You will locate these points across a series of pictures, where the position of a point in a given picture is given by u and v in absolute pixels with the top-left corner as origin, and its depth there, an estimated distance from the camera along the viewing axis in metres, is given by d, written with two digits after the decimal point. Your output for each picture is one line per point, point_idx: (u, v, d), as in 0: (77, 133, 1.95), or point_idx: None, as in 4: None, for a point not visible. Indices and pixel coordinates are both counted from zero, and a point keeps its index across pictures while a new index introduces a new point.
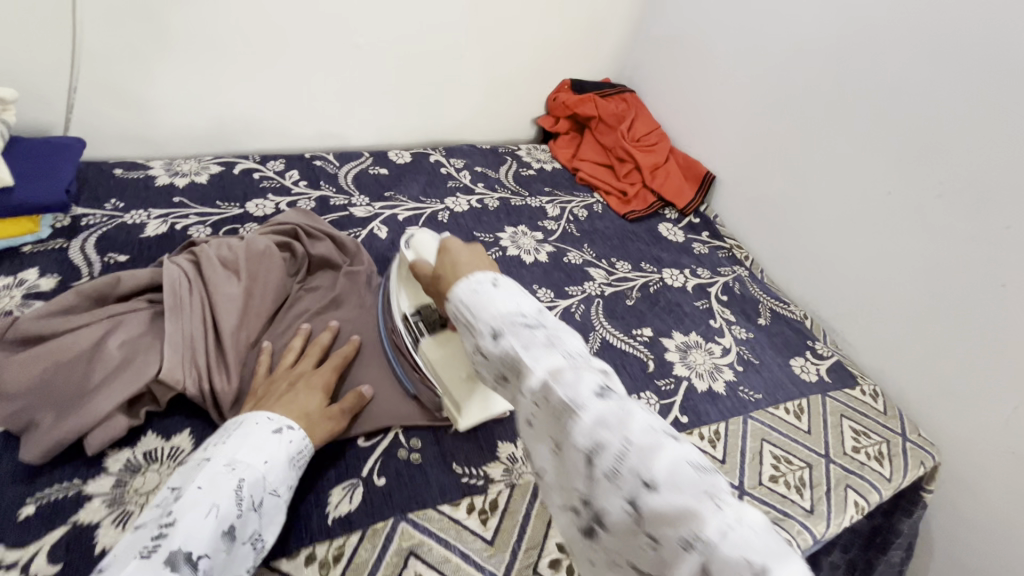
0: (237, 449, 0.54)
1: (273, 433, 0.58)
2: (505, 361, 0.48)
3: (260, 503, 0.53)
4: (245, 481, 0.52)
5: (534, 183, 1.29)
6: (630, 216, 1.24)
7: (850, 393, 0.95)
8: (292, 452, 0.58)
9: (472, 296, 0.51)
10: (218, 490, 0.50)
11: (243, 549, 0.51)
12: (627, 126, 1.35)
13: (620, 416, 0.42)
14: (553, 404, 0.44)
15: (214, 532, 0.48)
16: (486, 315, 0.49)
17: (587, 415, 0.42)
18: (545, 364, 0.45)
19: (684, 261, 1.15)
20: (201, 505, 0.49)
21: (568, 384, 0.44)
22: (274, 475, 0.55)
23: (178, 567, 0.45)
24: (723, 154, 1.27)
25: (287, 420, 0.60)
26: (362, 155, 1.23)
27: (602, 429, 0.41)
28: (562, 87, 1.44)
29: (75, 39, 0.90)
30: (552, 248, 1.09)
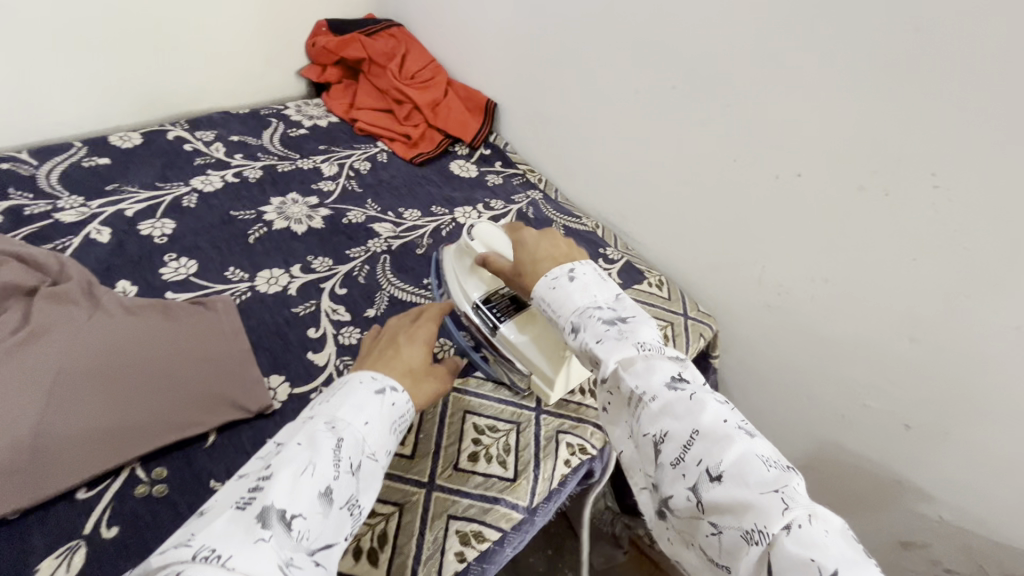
0: (339, 407, 0.53)
1: (376, 392, 0.55)
2: (580, 351, 0.59)
3: (358, 465, 0.50)
4: (343, 441, 0.49)
5: (307, 143, 1.16)
6: (418, 159, 1.17)
7: (638, 288, 1.00)
8: (394, 415, 0.55)
9: (559, 287, 0.63)
10: (317, 445, 0.48)
11: (341, 513, 0.47)
12: (397, 64, 1.25)
13: (688, 408, 0.51)
14: (627, 393, 0.55)
15: (310, 492, 0.45)
16: (566, 309, 0.61)
17: (656, 405, 0.52)
18: (618, 355, 0.56)
19: (478, 196, 1.12)
20: (298, 461, 0.46)
21: (641, 373, 0.54)
22: (373, 440, 0.52)
23: (270, 523, 0.42)
24: (497, 79, 1.22)
25: (392, 381, 0.57)
26: (72, 144, 1.00)
27: (669, 420, 0.51)
28: (319, 28, 1.28)
29: None
30: (328, 211, 0.99)
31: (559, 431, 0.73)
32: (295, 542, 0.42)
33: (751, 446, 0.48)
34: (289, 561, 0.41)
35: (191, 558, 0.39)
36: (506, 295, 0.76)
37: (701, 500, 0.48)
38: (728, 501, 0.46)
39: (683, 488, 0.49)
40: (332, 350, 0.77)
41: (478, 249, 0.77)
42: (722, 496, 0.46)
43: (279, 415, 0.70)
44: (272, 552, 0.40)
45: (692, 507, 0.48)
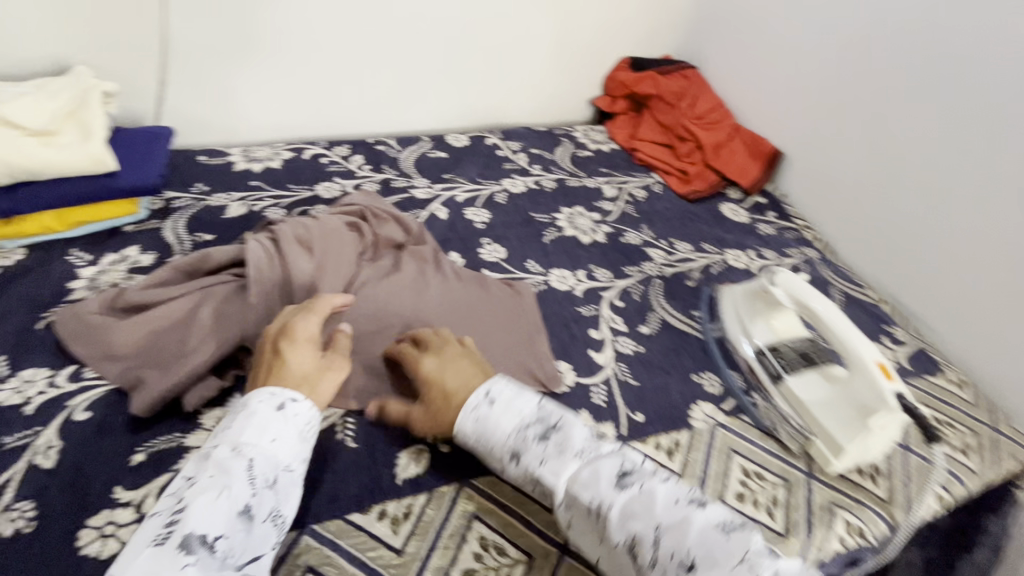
0: (241, 433, 0.55)
1: (275, 412, 0.58)
2: (528, 476, 0.60)
3: (274, 480, 0.55)
4: (253, 463, 0.53)
5: (591, 164, 1.27)
6: (691, 196, 1.20)
7: (931, 380, 0.89)
8: (300, 426, 0.59)
9: (469, 423, 0.63)
10: (227, 474, 0.52)
11: (263, 526, 0.53)
12: (688, 104, 1.30)
13: (644, 502, 0.54)
14: (585, 506, 0.56)
15: (226, 515, 0.50)
16: (499, 437, 0.61)
17: (616, 510, 0.54)
18: (563, 473, 0.58)
19: (748, 242, 1.11)
20: (212, 489, 0.51)
21: (590, 485, 0.56)
22: (283, 453, 0.56)
23: (193, 549, 0.47)
24: (796, 131, 1.21)
25: (291, 393, 0.60)
26: (421, 139, 1.25)
27: (632, 522, 0.53)
28: (620, 65, 1.40)
29: (167, 36, 0.98)
30: (609, 229, 1.08)
31: (835, 504, 0.69)
32: (220, 560, 0.48)
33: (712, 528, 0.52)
34: None
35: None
36: (792, 349, 0.81)
37: None
38: None
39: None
40: (611, 354, 0.83)
41: (779, 295, 0.80)
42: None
43: (568, 397, 0.76)
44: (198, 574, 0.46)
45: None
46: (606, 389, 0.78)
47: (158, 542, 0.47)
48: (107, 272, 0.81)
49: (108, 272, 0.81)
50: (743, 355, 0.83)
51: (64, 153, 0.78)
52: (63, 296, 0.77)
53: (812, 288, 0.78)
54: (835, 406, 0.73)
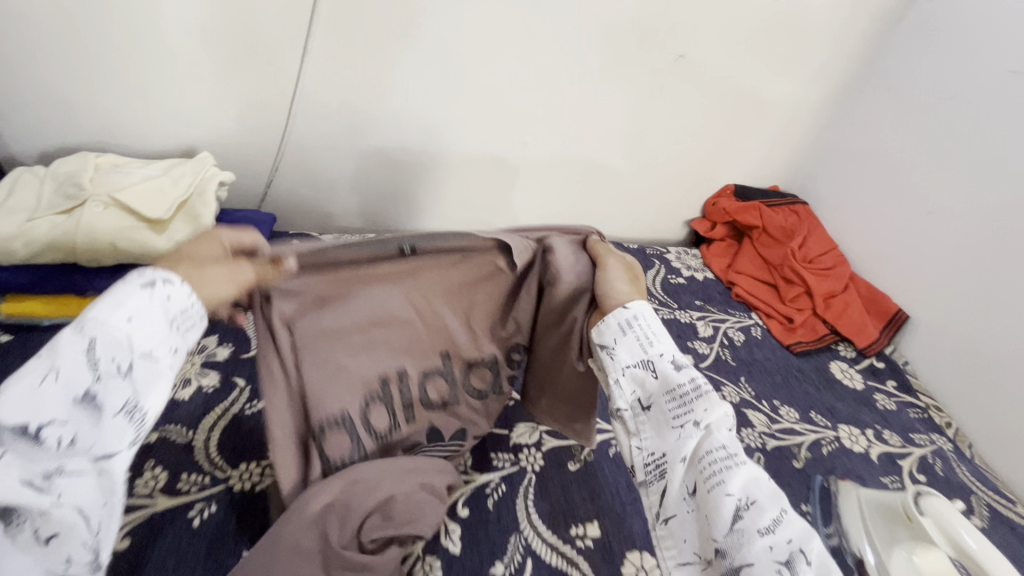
0: (92, 305, 0.44)
1: (143, 288, 0.46)
2: (667, 384, 0.54)
3: (128, 368, 0.44)
4: (96, 343, 0.42)
5: (684, 294, 1.18)
6: (796, 348, 1.08)
7: None
8: (173, 311, 0.48)
9: (641, 316, 0.57)
10: (59, 354, 0.41)
11: (111, 420, 0.43)
12: (797, 243, 1.20)
13: (774, 487, 0.47)
14: (715, 448, 0.49)
15: (57, 403, 0.40)
16: (660, 343, 0.56)
17: (748, 469, 0.47)
18: (718, 412, 0.51)
19: (865, 417, 0.96)
20: (35, 373, 0.40)
21: (732, 441, 0.50)
22: (143, 333, 0.45)
23: (2, 445, 0.37)
24: (926, 295, 1.08)
25: (167, 273, 0.49)
26: None
27: (756, 489, 0.46)
28: (724, 191, 1.33)
29: (288, 128, 1.01)
30: (703, 377, 0.97)
31: None
32: (50, 455, 0.39)
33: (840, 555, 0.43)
34: (50, 477, 0.39)
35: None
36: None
37: None
38: None
39: (771, 563, 0.42)
40: None
41: (926, 523, 0.63)
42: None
43: None
44: (13, 473, 0.37)
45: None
46: None
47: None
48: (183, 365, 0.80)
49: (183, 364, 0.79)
50: (858, 556, 0.68)
51: (171, 246, 0.78)
52: None
53: (966, 519, 0.62)
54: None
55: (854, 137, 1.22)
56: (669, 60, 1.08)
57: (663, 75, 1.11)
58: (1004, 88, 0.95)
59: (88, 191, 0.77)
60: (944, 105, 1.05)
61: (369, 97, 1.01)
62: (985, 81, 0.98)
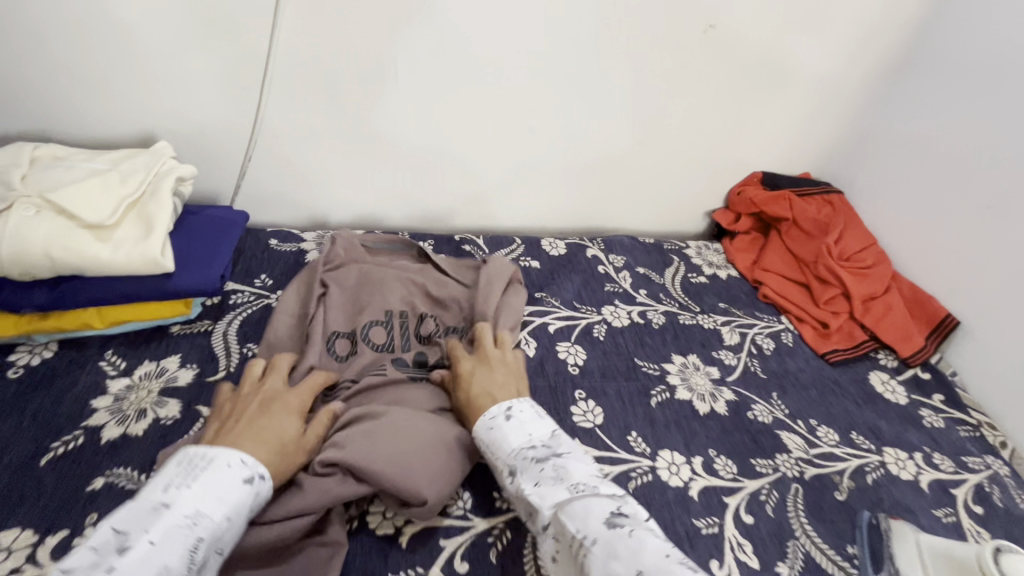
0: (204, 496, 0.48)
1: (244, 482, 0.51)
2: (522, 498, 0.58)
3: (204, 566, 0.47)
4: (201, 545, 0.46)
5: (706, 295, 1.07)
6: (832, 357, 0.97)
7: None
8: (256, 509, 0.52)
9: (494, 417, 0.63)
10: (167, 551, 0.44)
11: None
12: (833, 238, 1.08)
13: (631, 549, 0.48)
14: (570, 538, 0.52)
15: None
16: (504, 452, 0.60)
17: (598, 548, 0.49)
18: (552, 500, 0.55)
19: (912, 438, 0.86)
20: (142, 570, 0.42)
21: (578, 517, 0.52)
22: (230, 533, 0.49)
23: None
24: (980, 298, 0.97)
25: (265, 469, 0.53)
26: (513, 240, 1.09)
27: (614, 562, 0.48)
28: (750, 178, 1.20)
29: (259, 112, 0.89)
30: (731, 394, 0.87)
31: None
32: None
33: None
34: None
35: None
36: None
37: None
38: None
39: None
40: None
41: None
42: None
43: None
44: None
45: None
46: None
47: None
48: (137, 389, 0.68)
49: (138, 390, 0.68)
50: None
51: (119, 255, 0.66)
52: (80, 417, 0.64)
53: None
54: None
55: (899, 118, 1.08)
56: (693, 31, 0.95)
57: (687, 48, 0.97)
58: None
59: (18, 191, 0.65)
60: (1008, 81, 0.92)
61: (352, 76, 0.89)
62: None
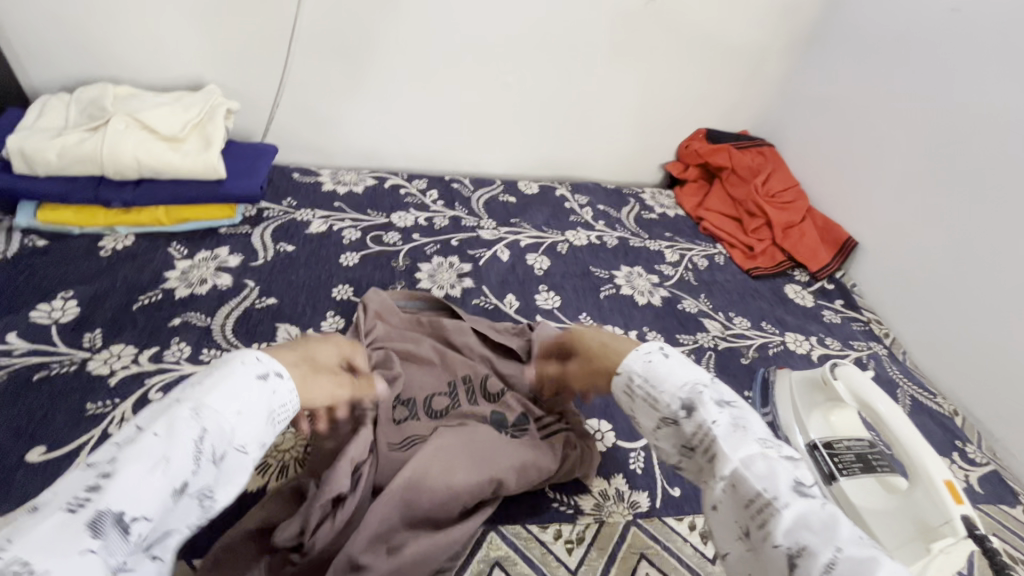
0: (209, 395, 0.51)
1: (258, 379, 0.55)
2: (695, 434, 0.58)
3: (220, 457, 0.50)
4: (206, 437, 0.48)
5: (655, 227, 1.28)
6: (755, 272, 1.18)
7: (1005, 511, 0.81)
8: (271, 406, 0.55)
9: (651, 358, 0.64)
10: (174, 440, 0.47)
11: (193, 505, 0.49)
12: (762, 180, 1.29)
13: (825, 520, 0.48)
14: (750, 495, 0.51)
15: (159, 493, 0.45)
16: (671, 387, 0.61)
17: (790, 512, 0.49)
18: (742, 452, 0.54)
19: (811, 327, 1.08)
20: (148, 458, 0.45)
21: (765, 477, 0.51)
22: (240, 432, 0.51)
23: (104, 526, 0.41)
24: (875, 223, 1.18)
25: (278, 367, 0.58)
26: (494, 182, 1.30)
27: (806, 531, 0.48)
28: (697, 135, 1.42)
29: (287, 67, 1.10)
30: (666, 293, 1.08)
31: None
32: (131, 543, 0.43)
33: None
34: (120, 565, 0.42)
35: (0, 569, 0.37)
36: (850, 450, 0.74)
37: None
38: None
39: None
40: None
41: (840, 388, 0.75)
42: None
43: (605, 458, 0.76)
44: (101, 560, 0.40)
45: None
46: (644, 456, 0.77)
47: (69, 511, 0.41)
48: (198, 267, 0.89)
49: (199, 267, 0.89)
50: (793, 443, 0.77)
51: (187, 161, 0.88)
52: (159, 280, 0.85)
53: (875, 385, 0.74)
54: (897, 518, 0.65)
55: (817, 80, 1.30)
56: (640, 3, 1.16)
57: (637, 18, 1.19)
58: (946, 26, 1.04)
59: (109, 111, 0.86)
60: (895, 46, 1.13)
61: (362, 37, 1.10)
62: (929, 21, 1.07)
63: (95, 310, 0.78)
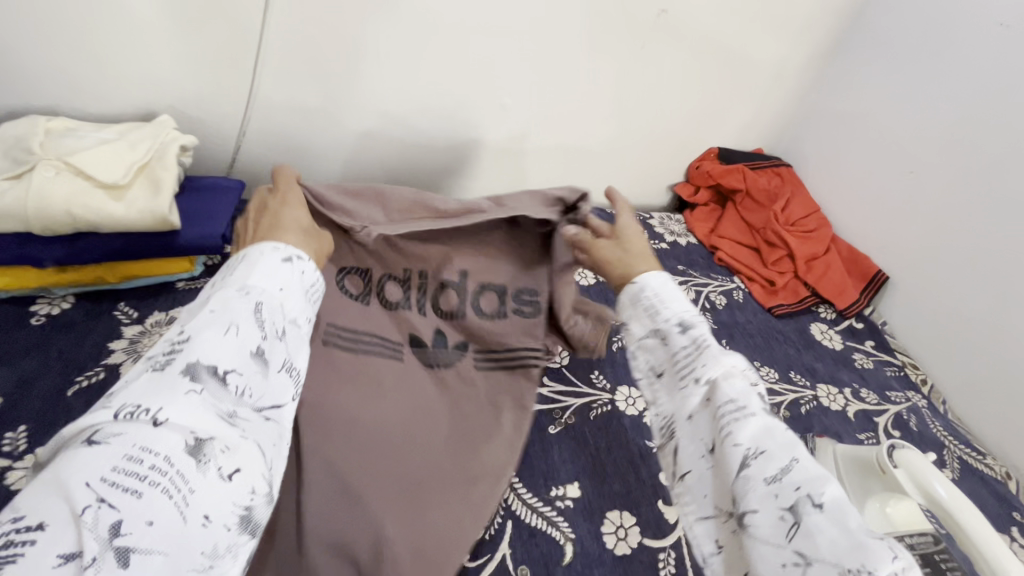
0: (250, 275, 0.52)
1: (284, 261, 0.55)
2: (680, 349, 0.61)
3: (282, 332, 0.51)
4: (262, 306, 0.50)
5: (667, 258, 1.18)
6: (777, 310, 1.08)
7: None
8: (306, 284, 0.57)
9: (659, 287, 0.65)
10: (233, 311, 0.47)
11: (278, 376, 0.49)
12: (781, 206, 1.19)
13: (786, 439, 0.53)
14: (721, 406, 0.56)
15: (239, 351, 0.46)
16: (670, 309, 0.63)
17: (757, 422, 0.53)
18: (723, 366, 0.58)
19: (843, 376, 0.98)
20: (217, 324, 0.46)
21: (736, 394, 0.55)
22: (292, 306, 0.54)
23: (202, 377, 0.42)
24: (906, 255, 1.08)
25: (297, 251, 0.58)
26: None
27: (768, 440, 0.53)
28: (708, 154, 1.31)
29: (253, 89, 0.96)
30: None
31: None
32: (234, 396, 0.44)
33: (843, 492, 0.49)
34: (229, 413, 0.43)
35: (114, 417, 0.38)
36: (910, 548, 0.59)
37: (797, 521, 0.48)
38: (820, 523, 0.47)
39: (776, 508, 0.49)
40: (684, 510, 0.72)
41: (897, 475, 0.65)
42: (827, 525, 0.47)
43: (628, 563, 0.66)
44: (206, 403, 0.41)
45: (780, 532, 0.49)
46: (674, 557, 0.67)
47: (157, 367, 0.42)
48: (150, 334, 0.76)
49: (150, 335, 0.76)
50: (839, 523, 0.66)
51: (131, 213, 0.74)
52: (101, 355, 0.72)
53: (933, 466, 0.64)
54: None
55: (839, 96, 1.20)
56: (649, 13, 1.05)
57: (646, 30, 1.07)
58: (988, 43, 0.94)
59: (35, 156, 0.73)
60: (929, 61, 1.03)
61: (339, 54, 0.96)
62: (969, 36, 0.97)
63: (21, 400, 0.66)
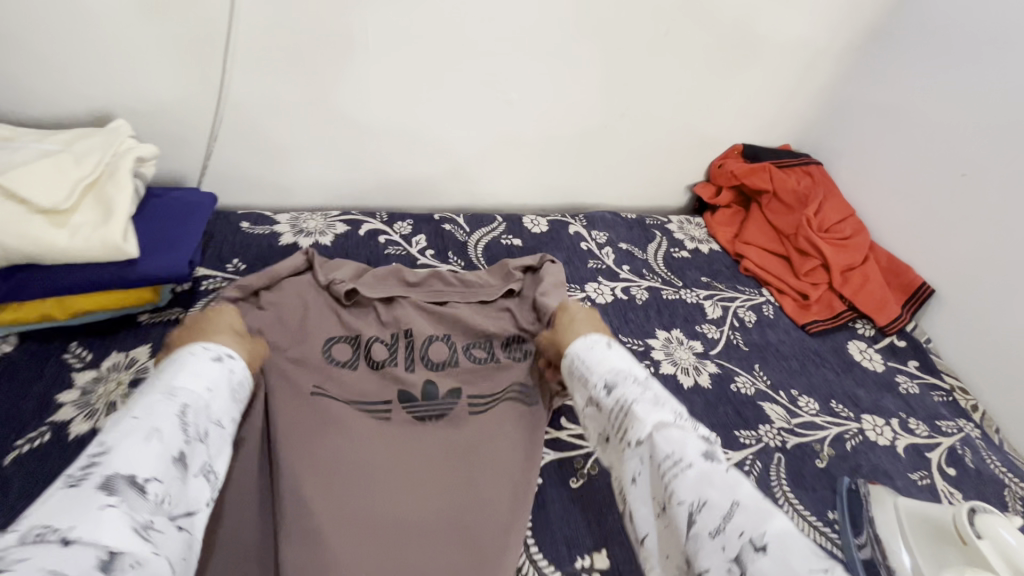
0: (174, 377, 0.51)
1: (213, 360, 0.55)
2: (615, 411, 0.58)
3: (205, 433, 0.50)
4: (188, 408, 0.49)
5: (688, 269, 1.07)
6: (812, 327, 0.99)
7: None
8: (232, 382, 0.56)
9: (598, 342, 0.66)
10: (157, 417, 0.46)
11: (195, 480, 0.47)
12: (813, 210, 1.09)
13: (725, 478, 0.47)
14: (660, 459, 0.51)
15: (159, 458, 0.44)
16: (601, 369, 0.62)
17: (694, 471, 0.48)
18: (654, 418, 0.54)
19: (888, 404, 0.88)
20: (140, 432, 0.44)
21: (673, 442, 0.51)
22: (218, 405, 0.52)
23: (118, 488, 0.40)
24: (954, 266, 0.98)
25: (228, 350, 0.58)
26: (495, 219, 1.07)
27: (708, 488, 0.47)
28: (731, 152, 1.19)
29: (223, 85, 0.84)
30: (715, 367, 0.88)
31: None
32: (152, 505, 0.41)
33: (792, 524, 0.44)
34: (148, 524, 0.40)
35: (18, 541, 0.35)
36: None
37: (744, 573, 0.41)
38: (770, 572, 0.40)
39: (723, 562, 0.43)
40: None
41: (986, 549, 0.56)
42: (772, 567, 0.41)
43: None
44: (124, 515, 0.39)
45: None
46: None
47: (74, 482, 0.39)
48: (105, 382, 0.65)
49: (106, 382, 0.65)
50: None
51: (76, 241, 0.63)
52: (47, 410, 0.62)
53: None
54: None
55: (878, 87, 1.08)
56: None
57: (669, 15, 0.96)
58: None
59: None
60: (985, 47, 0.92)
61: (321, 44, 0.84)
62: None
63: None
